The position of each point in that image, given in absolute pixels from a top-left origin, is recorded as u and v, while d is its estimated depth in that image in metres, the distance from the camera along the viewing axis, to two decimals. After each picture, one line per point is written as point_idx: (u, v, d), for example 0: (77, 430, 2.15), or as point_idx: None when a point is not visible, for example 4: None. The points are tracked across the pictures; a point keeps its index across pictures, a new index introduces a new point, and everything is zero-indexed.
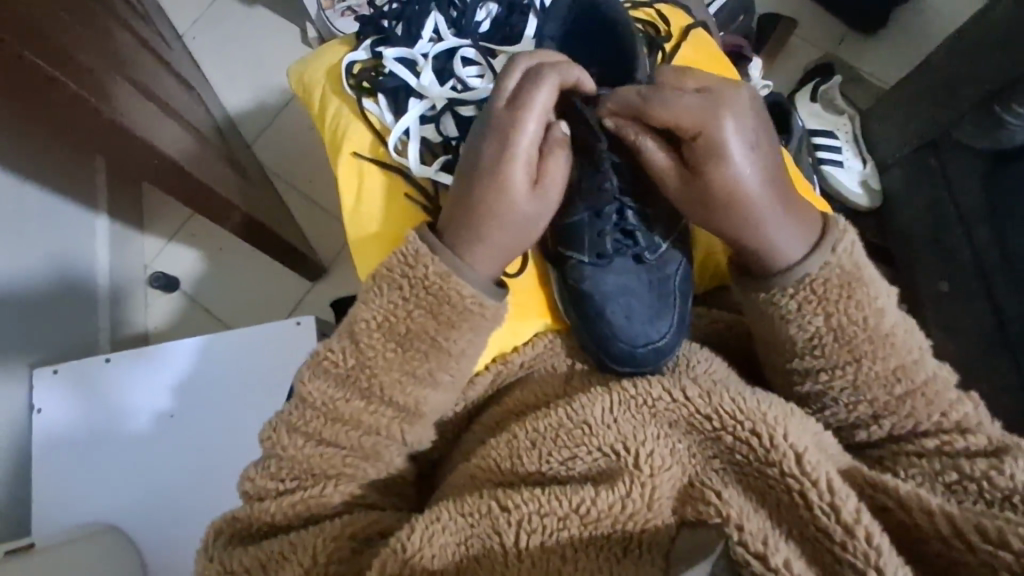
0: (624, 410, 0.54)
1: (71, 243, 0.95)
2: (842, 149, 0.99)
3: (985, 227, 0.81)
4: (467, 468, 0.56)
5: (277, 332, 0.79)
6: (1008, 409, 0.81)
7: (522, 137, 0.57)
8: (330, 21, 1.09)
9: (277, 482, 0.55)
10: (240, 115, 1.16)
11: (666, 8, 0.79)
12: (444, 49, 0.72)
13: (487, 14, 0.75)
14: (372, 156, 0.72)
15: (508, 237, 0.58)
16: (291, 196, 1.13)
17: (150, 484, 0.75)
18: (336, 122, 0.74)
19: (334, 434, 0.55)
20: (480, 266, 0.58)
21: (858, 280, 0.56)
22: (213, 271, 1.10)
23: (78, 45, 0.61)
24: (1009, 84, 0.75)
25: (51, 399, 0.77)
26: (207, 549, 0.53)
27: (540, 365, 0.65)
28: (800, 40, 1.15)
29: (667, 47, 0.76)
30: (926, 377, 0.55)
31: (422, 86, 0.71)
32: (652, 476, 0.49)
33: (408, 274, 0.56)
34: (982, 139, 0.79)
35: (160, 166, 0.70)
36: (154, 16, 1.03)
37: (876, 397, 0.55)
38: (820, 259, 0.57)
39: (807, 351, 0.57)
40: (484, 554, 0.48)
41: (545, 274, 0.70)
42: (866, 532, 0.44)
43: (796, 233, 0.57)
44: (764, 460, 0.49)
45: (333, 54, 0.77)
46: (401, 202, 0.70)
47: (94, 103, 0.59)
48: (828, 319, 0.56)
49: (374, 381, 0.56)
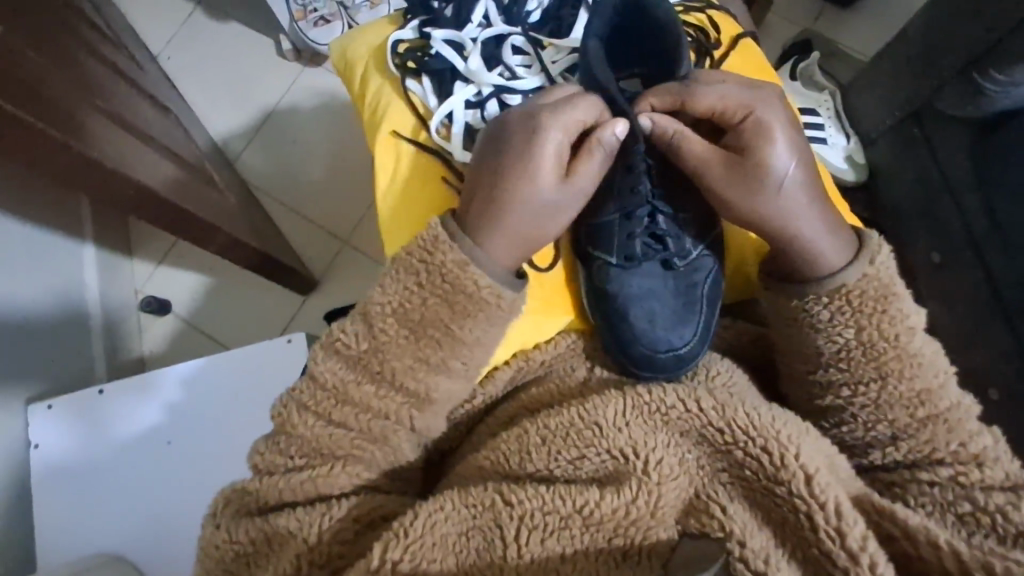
0: (636, 414, 0.51)
1: (60, 276, 0.94)
2: (825, 126, 0.97)
3: (974, 196, 0.80)
4: (476, 460, 0.53)
5: (269, 349, 0.79)
6: (1002, 374, 0.81)
7: (556, 127, 0.55)
8: (303, 32, 1.08)
9: (287, 457, 0.53)
10: (223, 131, 1.15)
11: (716, 14, 0.75)
12: (493, 36, 0.70)
13: (538, 4, 0.73)
14: (411, 137, 0.68)
15: (525, 224, 0.55)
16: (280, 211, 1.12)
17: (153, 509, 0.75)
18: (376, 100, 0.71)
19: (343, 415, 0.53)
20: (496, 250, 0.55)
21: (893, 295, 0.54)
22: (207, 291, 1.10)
23: (44, 81, 0.60)
24: (989, 49, 0.74)
25: (48, 435, 0.77)
26: (217, 511, 0.52)
27: (560, 365, 0.61)
28: (778, 17, 1.15)
29: (715, 54, 0.73)
30: (950, 405, 0.52)
31: (471, 70, 0.68)
32: (659, 484, 0.47)
33: (426, 260, 0.54)
34: (964, 107, 0.79)
35: (134, 196, 0.68)
36: (126, 40, 1.01)
37: (897, 417, 0.53)
38: (858, 270, 0.54)
39: (832, 362, 0.55)
40: (485, 547, 0.46)
41: (575, 273, 0.66)
42: (871, 560, 0.42)
43: (831, 232, 0.55)
44: (773, 479, 0.46)
45: (378, 34, 0.74)
46: (435, 184, 0.67)
47: (60, 139, 0.58)
48: (860, 332, 0.53)
49: (385, 367, 0.53)
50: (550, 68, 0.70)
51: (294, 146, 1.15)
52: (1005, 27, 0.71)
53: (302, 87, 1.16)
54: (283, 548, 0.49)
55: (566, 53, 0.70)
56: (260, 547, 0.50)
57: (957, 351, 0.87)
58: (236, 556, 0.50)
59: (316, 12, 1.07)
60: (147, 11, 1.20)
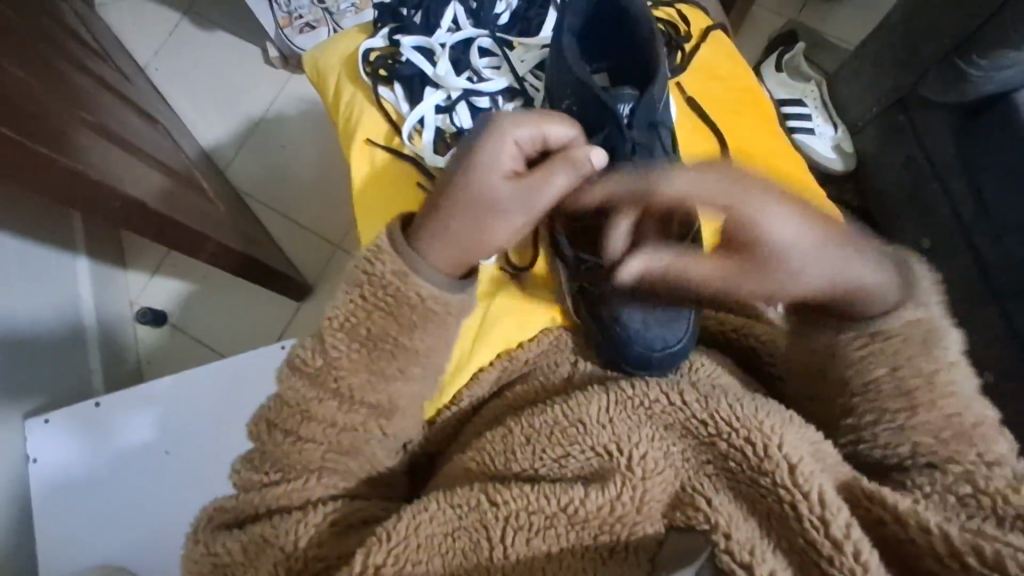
0: (620, 409, 0.51)
1: (55, 290, 0.95)
2: (812, 116, 0.98)
3: (963, 180, 0.81)
4: (463, 461, 0.53)
5: (263, 356, 0.80)
6: (998, 357, 0.81)
7: (508, 146, 0.52)
8: (289, 39, 1.08)
9: (262, 473, 0.52)
10: (214, 139, 1.15)
11: (686, 9, 0.76)
12: (461, 40, 0.71)
13: (507, 6, 0.73)
14: (385, 145, 0.68)
15: (479, 220, 0.51)
16: (268, 216, 1.13)
17: (154, 518, 0.76)
18: (349, 109, 0.71)
19: (311, 432, 0.51)
20: (435, 256, 0.52)
21: (939, 335, 0.51)
22: (203, 301, 1.11)
23: (31, 100, 0.61)
24: (972, 34, 0.74)
25: (47, 448, 0.77)
26: (197, 529, 0.50)
27: (543, 363, 0.61)
28: (763, 9, 1.15)
29: (686, 48, 0.73)
30: (976, 420, 0.48)
31: (439, 74, 0.68)
32: (644, 479, 0.47)
33: (369, 271, 0.51)
34: (950, 94, 0.79)
35: (124, 210, 0.68)
36: (112, 53, 1.02)
37: (920, 440, 0.48)
38: (900, 316, 0.50)
39: (860, 393, 0.51)
40: (471, 548, 0.45)
41: (553, 269, 0.66)
42: (855, 548, 0.41)
43: (872, 267, 0.48)
44: (757, 470, 0.46)
45: (350, 43, 0.74)
46: (412, 191, 0.66)
47: (48, 156, 0.58)
48: (891, 369, 0.50)
49: (342, 383, 0.51)
50: (518, 68, 0.70)
51: (284, 152, 1.15)
52: (984, 13, 0.71)
53: (288, 95, 1.17)
54: (260, 560, 0.47)
55: (536, 50, 0.70)
56: (236, 558, 0.47)
57: None
58: (213, 569, 0.47)
59: (301, 19, 1.07)
60: (133, 24, 1.20)
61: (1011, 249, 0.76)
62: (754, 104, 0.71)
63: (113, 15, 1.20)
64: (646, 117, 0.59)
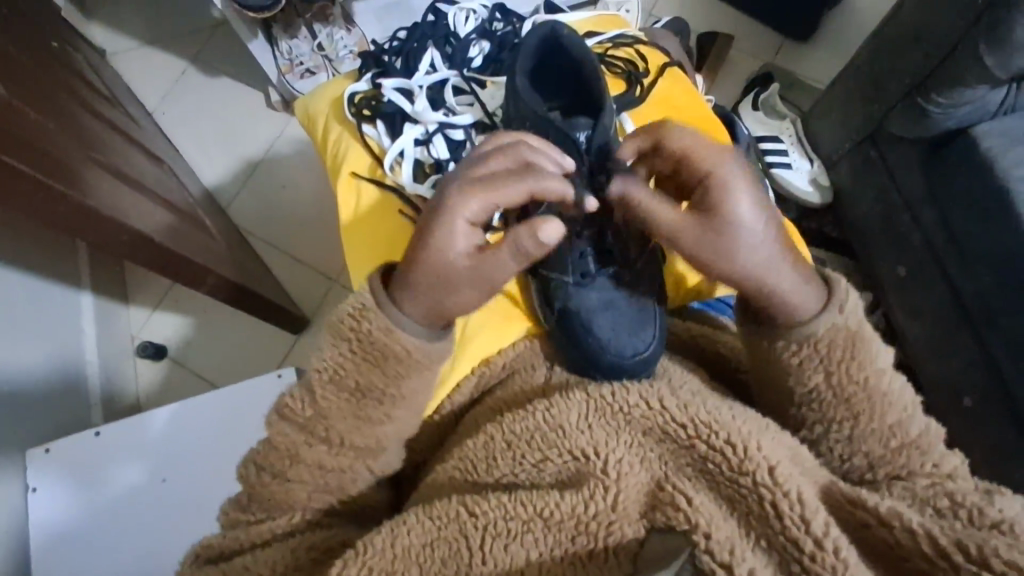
0: (598, 416, 0.52)
1: (59, 324, 0.98)
2: (788, 152, 1.03)
3: (930, 210, 0.85)
4: (446, 470, 0.55)
5: (261, 387, 0.83)
6: (973, 380, 0.82)
7: (457, 218, 0.53)
8: (289, 84, 1.13)
9: (248, 513, 0.54)
10: (215, 180, 1.20)
11: (644, 48, 0.81)
12: (437, 80, 0.75)
13: (479, 51, 0.79)
14: (370, 176, 0.73)
15: (436, 286, 0.53)
16: (270, 254, 1.16)
17: (144, 547, 0.77)
18: (337, 147, 0.75)
19: (297, 474, 0.53)
20: (409, 309, 0.54)
21: (862, 342, 0.53)
22: (198, 338, 1.13)
23: (47, 142, 0.65)
24: (930, 74, 0.79)
25: (46, 478, 0.78)
26: (184, 565, 0.52)
27: (520, 366, 0.64)
28: (739, 52, 1.21)
29: (644, 82, 0.77)
30: (920, 430, 0.52)
31: (416, 111, 0.72)
32: (618, 480, 0.48)
33: (356, 327, 0.54)
34: (912, 128, 0.83)
35: (129, 244, 0.72)
36: (122, 99, 1.07)
37: (871, 449, 0.52)
38: (827, 319, 0.54)
39: (805, 402, 0.55)
40: (450, 556, 0.46)
41: (526, 289, 0.70)
42: (835, 544, 0.42)
43: (802, 281, 0.54)
44: (738, 471, 0.46)
45: (336, 88, 0.79)
46: (394, 218, 0.70)
47: (61, 191, 0.62)
48: (828, 376, 0.53)
49: (330, 431, 0.54)
50: (489, 107, 0.75)
51: (282, 191, 1.19)
52: (943, 52, 0.76)
53: (287, 137, 1.22)
54: None
55: None
56: None
57: (932, 360, 0.89)
58: None
59: (302, 65, 1.12)
60: (141, 72, 1.26)
61: (980, 274, 0.78)
62: (712, 129, 0.75)
63: (122, 64, 1.26)
64: (601, 138, 0.63)
